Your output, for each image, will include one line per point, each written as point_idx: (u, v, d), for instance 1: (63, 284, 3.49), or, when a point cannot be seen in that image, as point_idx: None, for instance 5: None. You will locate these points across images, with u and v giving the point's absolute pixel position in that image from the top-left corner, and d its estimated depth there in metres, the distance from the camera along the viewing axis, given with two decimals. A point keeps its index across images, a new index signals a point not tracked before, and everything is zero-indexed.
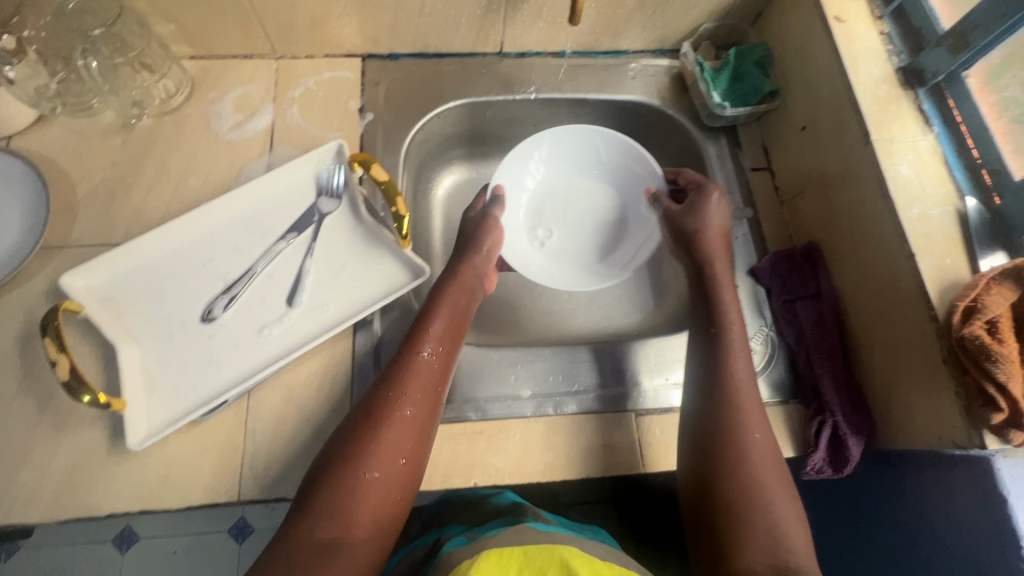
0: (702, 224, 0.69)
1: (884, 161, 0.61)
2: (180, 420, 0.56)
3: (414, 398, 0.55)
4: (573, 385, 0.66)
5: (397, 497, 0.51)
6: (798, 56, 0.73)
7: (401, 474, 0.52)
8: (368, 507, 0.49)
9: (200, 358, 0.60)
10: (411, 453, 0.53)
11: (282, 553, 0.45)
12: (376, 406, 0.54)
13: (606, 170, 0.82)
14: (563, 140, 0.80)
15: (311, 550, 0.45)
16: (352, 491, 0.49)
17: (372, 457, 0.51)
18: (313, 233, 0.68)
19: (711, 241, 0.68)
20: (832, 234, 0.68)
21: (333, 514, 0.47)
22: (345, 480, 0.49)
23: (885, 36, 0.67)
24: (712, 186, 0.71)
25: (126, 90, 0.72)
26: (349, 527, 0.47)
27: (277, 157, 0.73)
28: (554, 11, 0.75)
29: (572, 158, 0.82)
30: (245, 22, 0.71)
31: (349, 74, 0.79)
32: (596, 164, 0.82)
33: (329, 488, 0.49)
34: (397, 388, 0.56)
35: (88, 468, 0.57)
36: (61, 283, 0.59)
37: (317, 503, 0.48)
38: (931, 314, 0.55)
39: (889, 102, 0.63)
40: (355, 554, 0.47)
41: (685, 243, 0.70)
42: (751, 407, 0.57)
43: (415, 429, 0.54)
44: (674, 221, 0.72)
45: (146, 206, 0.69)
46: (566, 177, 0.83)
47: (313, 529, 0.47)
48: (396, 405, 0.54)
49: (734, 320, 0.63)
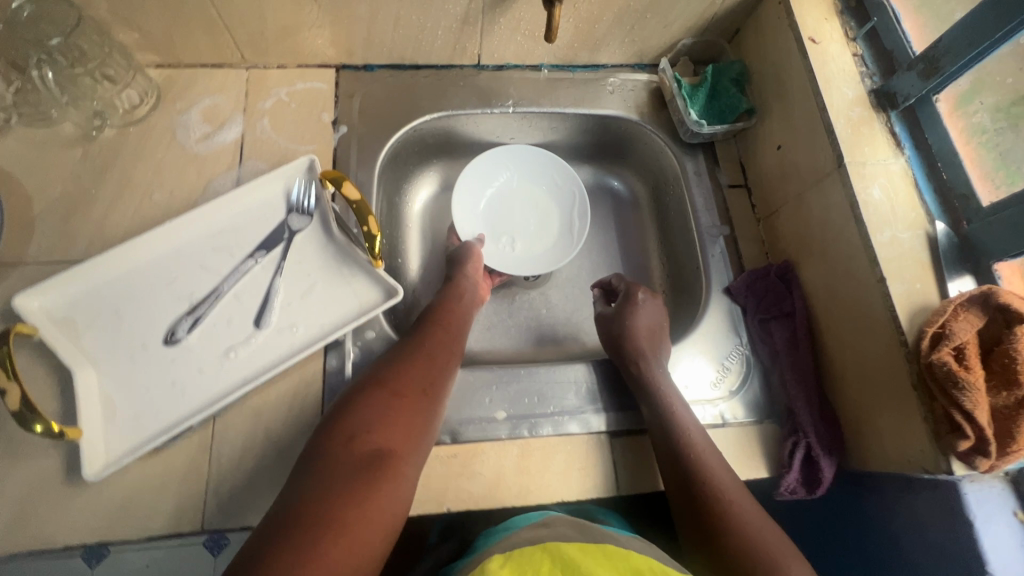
0: (628, 326, 0.68)
1: (856, 185, 0.61)
2: (142, 448, 0.53)
3: (438, 347, 0.63)
4: (549, 407, 0.65)
5: (422, 428, 0.56)
6: (774, 75, 0.73)
7: (424, 402, 0.57)
8: (401, 430, 0.53)
9: (162, 382, 0.58)
10: (431, 390, 0.59)
11: (327, 463, 0.48)
12: (403, 349, 0.61)
13: (523, 171, 0.86)
14: (504, 155, 0.84)
15: (355, 459, 0.49)
16: (384, 410, 0.54)
17: (402, 384, 0.57)
18: (282, 252, 0.66)
19: (639, 342, 0.67)
20: (806, 254, 0.69)
21: (373, 429, 0.52)
22: (378, 405, 0.54)
23: (859, 58, 0.67)
24: (637, 288, 0.73)
25: (87, 100, 0.68)
26: (387, 443, 0.51)
27: (247, 170, 0.71)
28: (532, 24, 0.74)
29: (515, 166, 0.85)
30: (212, 31, 0.69)
31: (322, 85, 0.77)
32: (531, 168, 0.85)
33: (365, 408, 0.53)
34: (420, 340, 0.63)
35: (42, 499, 0.55)
36: (14, 305, 0.56)
37: (356, 418, 0.52)
38: (901, 339, 0.55)
39: (862, 125, 0.64)
40: (395, 468, 0.50)
41: (614, 345, 0.69)
42: (698, 435, 0.60)
43: (435, 370, 0.60)
44: (606, 326, 0.72)
45: (109, 221, 0.66)
46: (510, 183, 0.86)
47: (354, 441, 0.50)
48: (419, 349, 0.61)
49: (674, 399, 0.63)
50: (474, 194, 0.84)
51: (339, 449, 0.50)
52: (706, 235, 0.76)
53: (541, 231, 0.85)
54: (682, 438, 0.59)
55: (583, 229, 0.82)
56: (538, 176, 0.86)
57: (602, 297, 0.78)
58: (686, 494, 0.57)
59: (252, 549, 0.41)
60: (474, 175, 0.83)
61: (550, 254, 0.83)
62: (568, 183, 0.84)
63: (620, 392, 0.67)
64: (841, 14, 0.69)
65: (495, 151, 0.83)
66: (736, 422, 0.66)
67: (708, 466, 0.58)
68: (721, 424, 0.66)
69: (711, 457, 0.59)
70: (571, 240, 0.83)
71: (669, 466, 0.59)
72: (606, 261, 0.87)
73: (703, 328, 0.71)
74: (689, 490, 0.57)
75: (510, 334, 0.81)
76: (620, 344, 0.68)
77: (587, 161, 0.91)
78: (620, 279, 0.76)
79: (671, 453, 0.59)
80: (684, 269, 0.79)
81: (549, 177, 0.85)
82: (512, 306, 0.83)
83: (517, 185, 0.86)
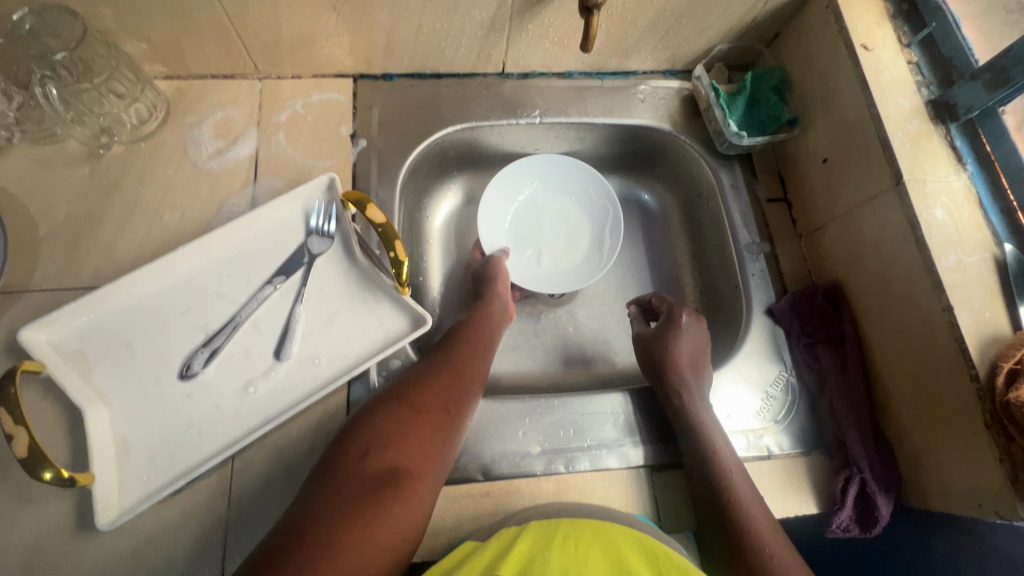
0: (670, 353, 0.64)
1: (917, 204, 0.57)
2: (157, 494, 0.50)
3: (464, 364, 0.59)
4: (585, 439, 0.62)
5: (443, 448, 0.52)
6: (819, 82, 0.69)
7: (448, 420, 0.53)
8: (419, 449, 0.49)
9: (178, 420, 0.55)
10: (456, 408, 0.55)
11: (336, 480, 0.45)
12: (430, 365, 0.58)
13: (555, 184, 0.82)
14: (535, 167, 0.80)
15: (367, 476, 0.45)
16: (403, 426, 0.50)
17: (425, 399, 0.53)
18: (302, 277, 0.62)
19: (681, 369, 0.63)
20: (856, 275, 0.65)
21: (389, 445, 0.48)
22: (397, 420, 0.50)
23: (914, 66, 0.63)
24: (679, 310, 0.68)
25: (93, 116, 0.64)
26: (403, 461, 0.48)
27: (262, 188, 0.67)
28: (562, 31, 0.69)
29: (544, 177, 0.81)
30: (225, 40, 0.65)
31: (340, 96, 0.73)
32: (562, 180, 0.81)
33: (383, 421, 0.50)
34: (446, 356, 0.59)
35: (53, 547, 0.51)
36: (20, 340, 0.52)
37: (371, 431, 0.49)
38: (971, 374, 0.51)
39: (920, 139, 0.60)
40: (409, 491, 0.46)
41: (654, 371, 0.65)
42: (739, 476, 0.57)
43: (461, 388, 0.56)
44: (646, 349, 0.68)
45: (118, 245, 0.63)
46: (539, 195, 0.82)
47: (368, 457, 0.47)
48: (445, 365, 0.58)
49: (717, 436, 0.59)
50: (499, 208, 0.80)
51: (351, 465, 0.46)
52: (746, 252, 0.72)
53: (569, 246, 0.81)
54: (725, 484, 0.56)
55: (615, 249, 0.78)
56: (570, 190, 0.82)
57: (639, 315, 0.74)
58: (726, 545, 0.53)
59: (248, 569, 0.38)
60: (499, 188, 0.79)
61: (579, 271, 0.79)
62: (603, 199, 0.81)
63: (661, 424, 0.64)
64: (894, 18, 0.65)
65: (520, 163, 0.79)
66: (783, 454, 0.62)
67: (750, 516, 0.54)
68: (767, 456, 0.62)
69: (756, 506, 0.55)
70: (602, 258, 0.79)
71: (710, 513, 0.56)
72: (635, 277, 0.83)
73: (745, 351, 0.67)
74: (728, 538, 0.53)
75: (537, 355, 0.77)
76: (662, 370, 0.64)
77: (615, 172, 0.87)
78: (661, 298, 0.72)
79: (713, 499, 0.55)
80: (721, 287, 0.76)
81: (582, 192, 0.81)
82: (538, 326, 0.79)
83: (545, 196, 0.82)
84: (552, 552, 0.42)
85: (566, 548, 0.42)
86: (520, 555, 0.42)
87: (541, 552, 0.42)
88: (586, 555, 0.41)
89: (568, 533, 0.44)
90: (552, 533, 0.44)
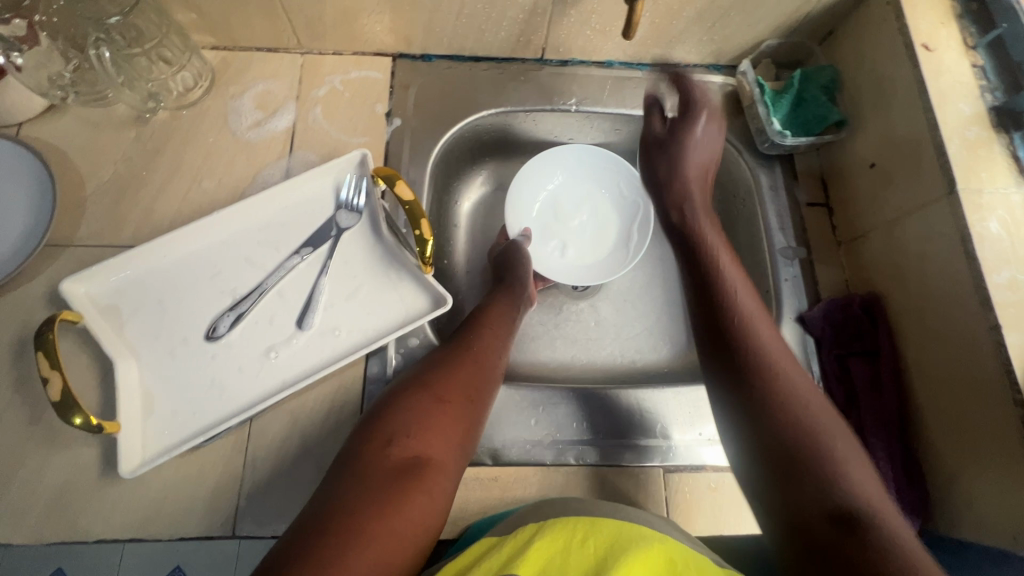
0: (682, 161, 0.65)
1: (970, 216, 0.54)
2: (177, 448, 0.51)
3: (486, 352, 0.58)
4: (598, 433, 0.61)
5: (464, 438, 0.51)
6: (874, 82, 0.66)
7: (469, 410, 0.53)
8: (440, 438, 0.49)
9: (202, 379, 0.56)
10: (477, 397, 0.54)
11: (360, 468, 0.45)
12: (450, 353, 0.57)
13: (587, 175, 0.81)
14: (568, 158, 0.79)
15: (390, 466, 0.46)
16: (423, 416, 0.50)
17: (446, 387, 0.53)
18: (329, 250, 0.63)
19: (691, 182, 0.66)
20: (898, 288, 0.62)
21: (412, 433, 0.48)
22: (421, 408, 0.50)
23: (978, 69, 0.60)
24: (700, 109, 0.64)
25: (142, 82, 0.67)
26: (426, 450, 0.48)
27: (297, 161, 0.68)
28: (605, 18, 0.68)
29: (578, 168, 0.80)
30: (271, 13, 0.66)
31: (377, 74, 0.73)
32: (595, 173, 0.80)
33: (406, 410, 0.50)
34: (468, 342, 0.59)
35: (78, 489, 0.54)
36: (61, 290, 0.54)
37: (395, 420, 0.49)
38: (1016, 400, 0.48)
39: (979, 147, 0.56)
40: (432, 480, 0.46)
41: (663, 177, 0.67)
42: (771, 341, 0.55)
43: (482, 376, 0.56)
44: (653, 152, 0.68)
45: (157, 207, 0.65)
46: (571, 185, 0.81)
47: (392, 446, 0.47)
48: (467, 352, 0.57)
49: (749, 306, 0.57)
50: (528, 195, 0.79)
51: (374, 453, 0.46)
52: (780, 256, 0.69)
53: (596, 239, 0.80)
54: (758, 349, 0.54)
55: (643, 243, 0.76)
56: (603, 181, 0.81)
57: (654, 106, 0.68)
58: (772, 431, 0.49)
59: (273, 559, 0.38)
60: (530, 175, 0.79)
61: (603, 265, 0.78)
62: (633, 194, 0.79)
63: (601, 411, 0.62)
64: (961, 17, 0.62)
65: (553, 150, 0.78)
66: None
67: (790, 384, 0.51)
68: None
69: (795, 374, 0.52)
70: (628, 253, 0.77)
71: (752, 414, 0.51)
72: (662, 275, 0.81)
73: None
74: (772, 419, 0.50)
75: (555, 347, 0.76)
76: (669, 182, 0.66)
77: None
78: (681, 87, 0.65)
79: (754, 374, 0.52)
80: None
81: (614, 185, 0.80)
82: (558, 317, 0.78)
83: (576, 188, 0.81)
84: (572, 557, 0.41)
85: (587, 551, 0.42)
86: (544, 559, 0.41)
87: (564, 557, 0.41)
88: (613, 562, 0.40)
89: (586, 535, 0.43)
90: (572, 533, 0.43)
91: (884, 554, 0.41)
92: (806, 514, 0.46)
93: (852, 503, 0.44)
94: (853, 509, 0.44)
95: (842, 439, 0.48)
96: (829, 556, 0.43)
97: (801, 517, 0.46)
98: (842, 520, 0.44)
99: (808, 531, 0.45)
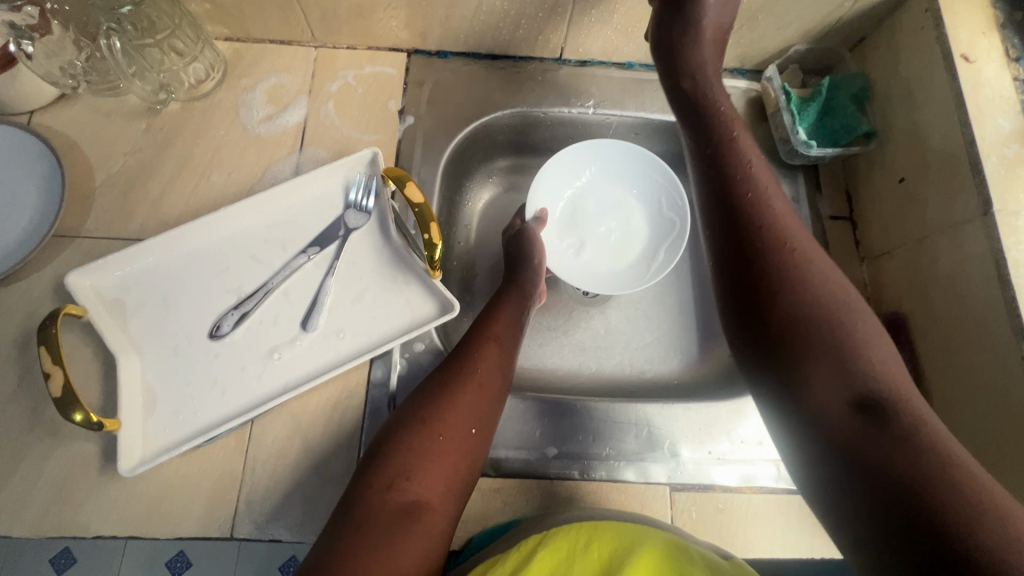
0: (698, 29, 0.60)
1: (1005, 238, 0.51)
2: (176, 448, 0.51)
3: (490, 369, 0.55)
4: (606, 448, 0.60)
5: (467, 473, 0.50)
6: (908, 91, 0.63)
7: (471, 443, 0.51)
8: (441, 478, 0.48)
9: (204, 378, 0.56)
10: (480, 427, 0.52)
11: (359, 516, 0.44)
12: (452, 373, 0.54)
13: (619, 180, 0.78)
14: (605, 157, 0.77)
15: (390, 513, 0.45)
16: (423, 454, 0.48)
17: (446, 421, 0.50)
18: (336, 250, 0.62)
19: (703, 50, 0.61)
20: (923, 310, 0.59)
21: (412, 476, 0.47)
22: (422, 445, 0.48)
23: (1020, 83, 0.57)
24: None
25: (154, 73, 0.66)
26: (427, 493, 0.47)
27: (307, 157, 0.67)
28: (628, 18, 0.65)
29: (612, 171, 0.78)
30: (285, 6, 0.64)
31: (392, 70, 0.72)
32: (633, 179, 0.78)
33: (406, 449, 0.48)
34: (471, 358, 0.55)
35: (77, 485, 0.54)
36: (67, 283, 0.54)
37: (395, 462, 0.47)
38: None
39: (1019, 165, 0.53)
40: (432, 524, 0.46)
41: (675, 49, 0.61)
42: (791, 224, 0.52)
43: (485, 404, 0.53)
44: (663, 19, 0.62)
45: (165, 201, 0.64)
46: (603, 188, 0.78)
47: (392, 490, 0.46)
48: (471, 372, 0.54)
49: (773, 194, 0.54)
50: (554, 188, 0.77)
51: (374, 498, 0.46)
52: None
53: (618, 248, 0.77)
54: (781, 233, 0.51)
55: (667, 265, 0.73)
56: (639, 190, 0.78)
57: None
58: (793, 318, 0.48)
59: None
60: (555, 169, 0.76)
61: (619, 274, 0.76)
62: (672, 212, 0.76)
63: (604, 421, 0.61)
64: (1003, 28, 0.59)
65: (579, 147, 0.75)
66: None
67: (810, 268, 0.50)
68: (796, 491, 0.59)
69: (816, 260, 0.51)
70: (647, 272, 0.74)
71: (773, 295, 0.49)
72: (676, 284, 0.79)
73: None
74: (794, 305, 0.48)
75: (563, 354, 0.75)
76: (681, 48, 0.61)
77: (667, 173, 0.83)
78: None
79: (778, 260, 0.50)
80: None
81: (653, 197, 0.77)
82: (568, 323, 0.77)
83: (604, 189, 0.79)
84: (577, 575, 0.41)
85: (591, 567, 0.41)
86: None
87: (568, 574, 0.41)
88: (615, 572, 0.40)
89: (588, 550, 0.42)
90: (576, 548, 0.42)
91: (904, 430, 0.42)
92: (824, 398, 0.45)
93: (874, 385, 0.45)
94: (874, 392, 0.45)
95: (863, 319, 0.48)
96: (850, 440, 0.43)
97: (821, 401, 0.46)
98: (865, 404, 0.44)
99: (826, 415, 0.45)
